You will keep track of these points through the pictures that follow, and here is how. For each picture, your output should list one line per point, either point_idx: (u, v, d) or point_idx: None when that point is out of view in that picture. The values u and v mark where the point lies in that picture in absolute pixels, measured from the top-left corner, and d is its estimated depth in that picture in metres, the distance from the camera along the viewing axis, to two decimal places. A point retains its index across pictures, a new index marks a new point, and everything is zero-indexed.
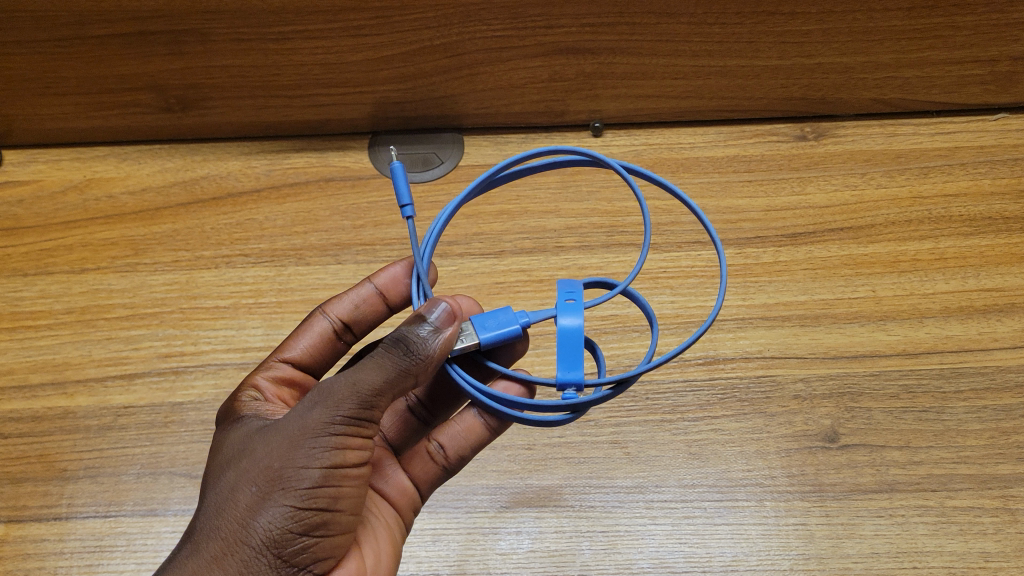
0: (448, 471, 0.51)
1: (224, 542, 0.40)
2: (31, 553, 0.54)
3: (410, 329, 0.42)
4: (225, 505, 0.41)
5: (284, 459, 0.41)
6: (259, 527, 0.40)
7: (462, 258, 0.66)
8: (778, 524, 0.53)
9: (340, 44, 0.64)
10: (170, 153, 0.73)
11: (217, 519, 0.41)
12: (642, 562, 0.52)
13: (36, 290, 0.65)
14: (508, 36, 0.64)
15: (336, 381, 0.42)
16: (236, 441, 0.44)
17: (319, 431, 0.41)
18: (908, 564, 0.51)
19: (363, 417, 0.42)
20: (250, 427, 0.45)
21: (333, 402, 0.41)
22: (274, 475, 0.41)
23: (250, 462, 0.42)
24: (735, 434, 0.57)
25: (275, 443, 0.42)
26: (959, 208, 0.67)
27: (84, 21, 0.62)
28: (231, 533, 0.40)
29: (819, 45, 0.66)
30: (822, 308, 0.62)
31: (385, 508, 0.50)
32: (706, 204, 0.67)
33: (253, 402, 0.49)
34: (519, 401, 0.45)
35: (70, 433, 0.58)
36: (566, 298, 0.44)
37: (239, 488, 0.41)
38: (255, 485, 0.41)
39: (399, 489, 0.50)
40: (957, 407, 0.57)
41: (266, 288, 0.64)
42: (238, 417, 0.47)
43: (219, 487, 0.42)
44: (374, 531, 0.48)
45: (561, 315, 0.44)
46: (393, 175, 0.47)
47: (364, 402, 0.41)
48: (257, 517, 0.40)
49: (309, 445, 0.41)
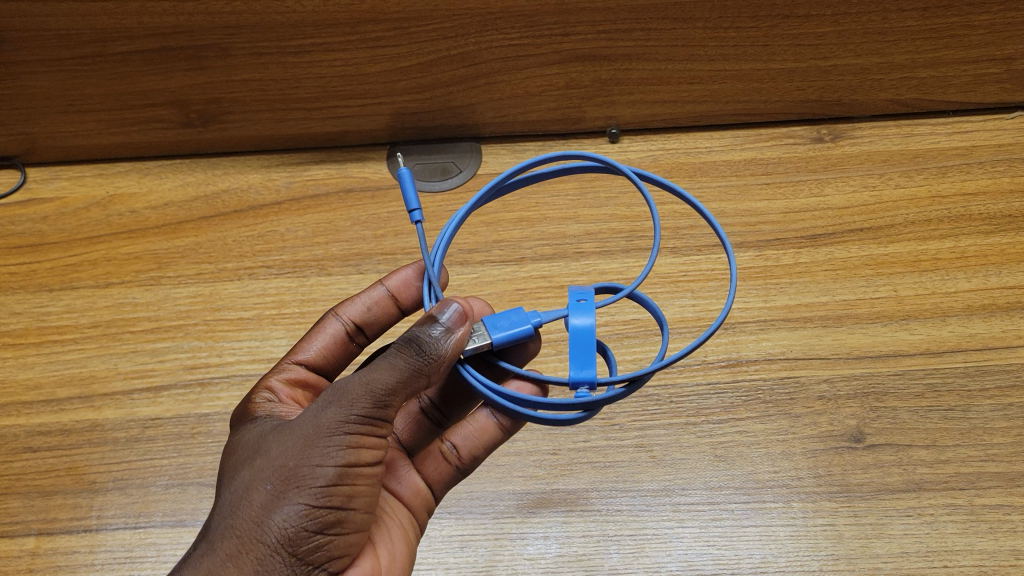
0: (461, 472, 0.51)
1: (239, 540, 0.40)
2: (62, 565, 0.54)
3: (422, 330, 0.43)
4: (240, 503, 0.41)
5: (298, 458, 0.41)
6: (273, 525, 0.40)
7: (483, 266, 0.66)
8: (806, 525, 0.53)
9: (359, 55, 0.64)
10: (192, 168, 0.74)
11: (232, 518, 0.41)
12: (670, 565, 0.52)
13: (61, 305, 0.66)
14: (525, 44, 0.64)
15: (350, 380, 0.42)
16: (251, 440, 0.44)
17: (333, 430, 0.41)
18: (938, 562, 0.51)
19: (377, 416, 0.42)
20: (264, 426, 0.45)
21: (346, 401, 0.42)
22: (289, 474, 0.41)
23: (264, 460, 0.42)
24: (761, 435, 0.56)
25: (289, 441, 0.42)
26: (978, 206, 0.67)
27: (107, 39, 0.63)
28: (246, 531, 0.40)
29: (835, 46, 0.66)
30: (844, 309, 0.62)
31: (399, 508, 0.50)
32: (725, 207, 0.68)
33: (266, 404, 0.49)
34: (532, 400, 0.45)
35: (98, 445, 0.59)
36: (577, 299, 0.45)
37: (254, 486, 0.41)
38: (270, 483, 0.41)
39: (412, 490, 0.50)
40: (983, 405, 0.57)
41: (289, 299, 0.64)
42: (253, 417, 0.47)
43: (234, 485, 0.42)
44: (389, 530, 0.48)
45: (574, 315, 0.44)
46: (400, 181, 0.48)
47: (377, 401, 0.42)
48: (271, 515, 0.40)
49: (323, 443, 0.41)
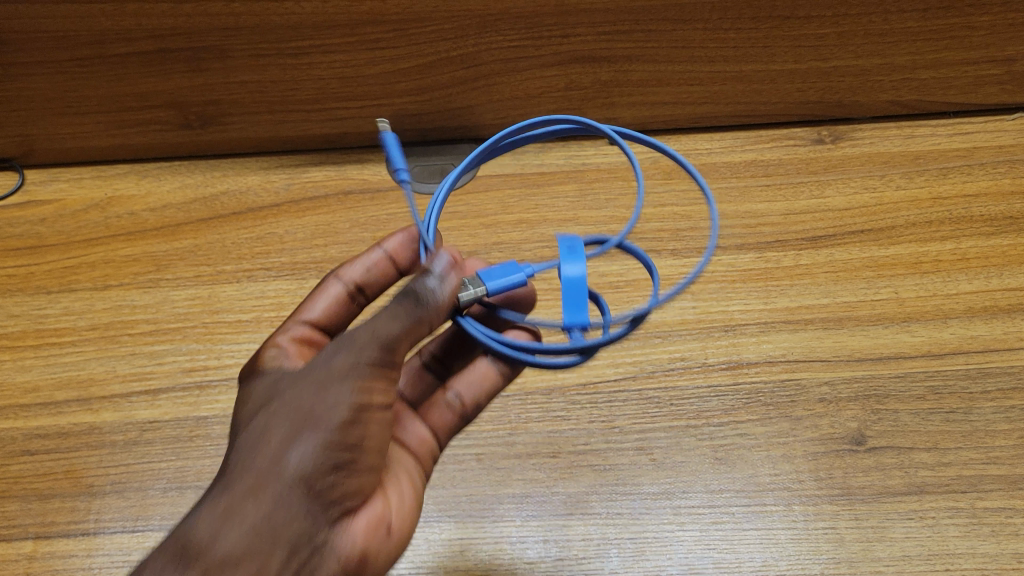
0: (464, 420, 0.52)
1: (256, 480, 0.39)
2: (60, 569, 0.53)
3: (419, 282, 0.42)
4: (257, 445, 0.40)
5: (314, 400, 0.40)
6: (291, 464, 0.39)
7: (482, 267, 0.65)
8: (808, 528, 0.52)
9: (358, 57, 0.64)
10: (191, 169, 0.74)
11: (248, 460, 0.39)
12: (671, 569, 0.51)
13: (60, 307, 0.65)
14: (525, 46, 0.64)
15: (358, 328, 0.41)
16: (261, 392, 0.43)
17: (347, 372, 0.40)
18: (941, 566, 0.50)
19: (389, 360, 0.41)
20: (272, 380, 0.44)
21: (357, 347, 0.40)
22: (305, 415, 0.40)
23: (279, 404, 0.41)
24: (761, 438, 0.56)
25: (303, 385, 0.41)
26: (979, 208, 0.66)
27: (105, 40, 0.63)
28: (263, 471, 0.39)
29: (835, 48, 0.66)
30: (845, 311, 0.61)
31: (407, 458, 0.49)
32: (725, 209, 0.68)
33: (275, 357, 0.49)
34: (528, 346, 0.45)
35: (96, 448, 0.58)
36: (567, 245, 0.44)
37: (270, 429, 0.40)
38: (286, 424, 0.40)
39: (418, 439, 0.51)
40: (985, 407, 0.56)
41: (288, 301, 0.64)
42: (261, 371, 0.47)
43: (249, 430, 0.41)
44: (398, 478, 0.47)
45: (565, 263, 0.43)
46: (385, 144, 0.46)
47: (388, 347, 0.41)
48: (289, 454, 0.39)
49: (339, 384, 0.40)
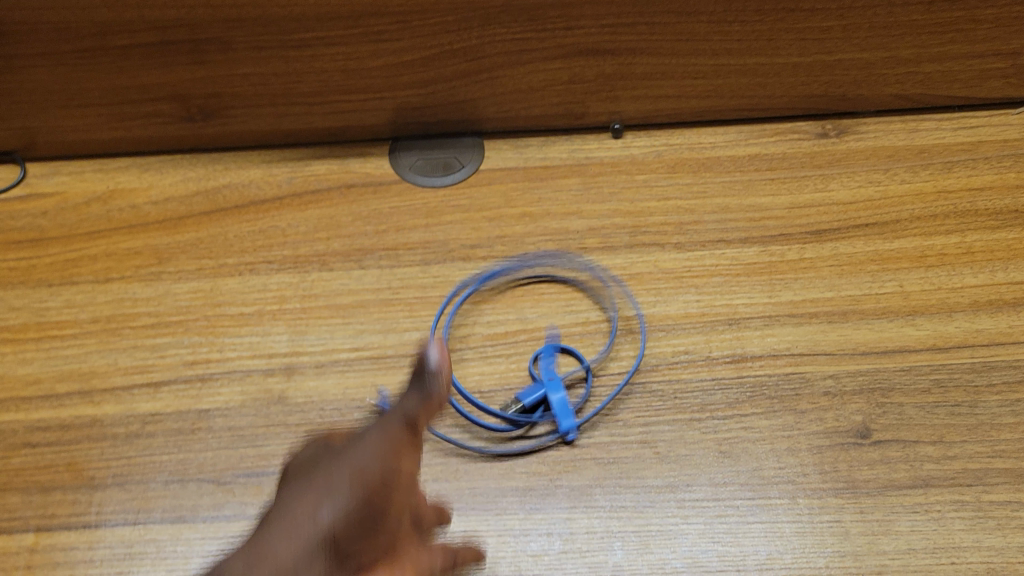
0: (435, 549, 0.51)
1: (290, 532, 0.43)
2: (61, 562, 0.52)
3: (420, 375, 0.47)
4: (294, 506, 0.44)
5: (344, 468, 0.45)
6: (319, 519, 0.43)
7: (486, 261, 0.65)
8: (812, 522, 0.52)
9: (361, 49, 0.65)
10: (192, 163, 0.73)
11: (285, 519, 0.44)
12: (675, 561, 0.51)
13: (61, 300, 0.65)
14: (528, 38, 0.65)
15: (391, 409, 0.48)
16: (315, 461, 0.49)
17: (374, 439, 0.45)
18: (946, 559, 0.50)
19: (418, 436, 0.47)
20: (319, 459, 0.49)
21: (387, 418, 0.46)
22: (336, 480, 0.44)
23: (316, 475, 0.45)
24: (766, 431, 0.56)
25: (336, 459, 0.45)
26: (984, 202, 0.66)
27: (106, 32, 0.64)
28: (296, 526, 0.43)
29: (839, 40, 0.66)
30: (850, 305, 0.61)
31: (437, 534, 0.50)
32: (729, 203, 0.67)
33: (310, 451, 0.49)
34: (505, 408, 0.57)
35: (98, 441, 0.57)
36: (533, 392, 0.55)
37: (305, 493, 0.45)
38: (319, 488, 0.44)
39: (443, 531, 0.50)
40: (990, 401, 0.56)
41: (291, 295, 0.64)
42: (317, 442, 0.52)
43: (289, 497, 0.45)
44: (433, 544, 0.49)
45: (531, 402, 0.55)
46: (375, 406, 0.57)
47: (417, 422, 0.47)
48: (317, 511, 0.43)
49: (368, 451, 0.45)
